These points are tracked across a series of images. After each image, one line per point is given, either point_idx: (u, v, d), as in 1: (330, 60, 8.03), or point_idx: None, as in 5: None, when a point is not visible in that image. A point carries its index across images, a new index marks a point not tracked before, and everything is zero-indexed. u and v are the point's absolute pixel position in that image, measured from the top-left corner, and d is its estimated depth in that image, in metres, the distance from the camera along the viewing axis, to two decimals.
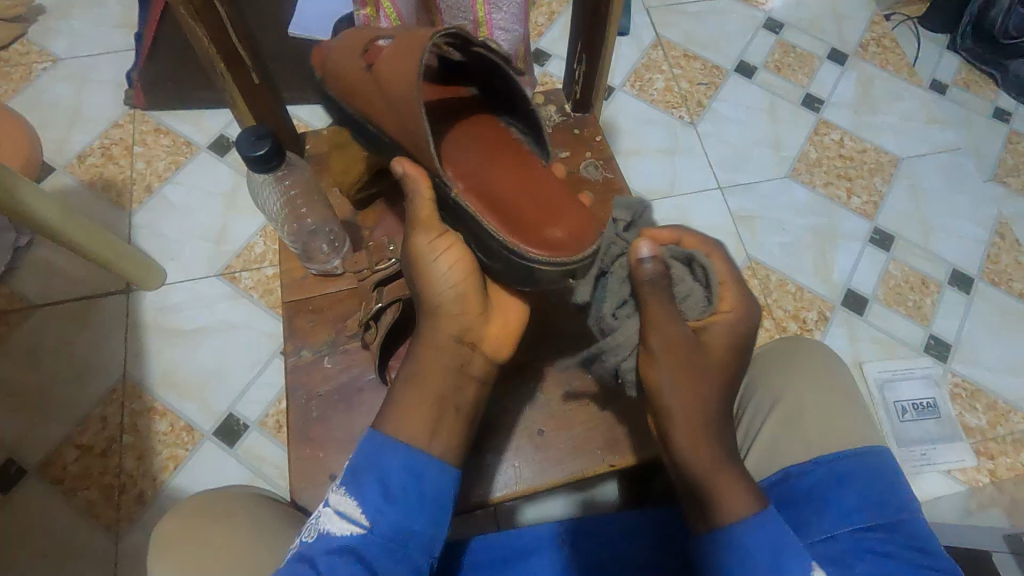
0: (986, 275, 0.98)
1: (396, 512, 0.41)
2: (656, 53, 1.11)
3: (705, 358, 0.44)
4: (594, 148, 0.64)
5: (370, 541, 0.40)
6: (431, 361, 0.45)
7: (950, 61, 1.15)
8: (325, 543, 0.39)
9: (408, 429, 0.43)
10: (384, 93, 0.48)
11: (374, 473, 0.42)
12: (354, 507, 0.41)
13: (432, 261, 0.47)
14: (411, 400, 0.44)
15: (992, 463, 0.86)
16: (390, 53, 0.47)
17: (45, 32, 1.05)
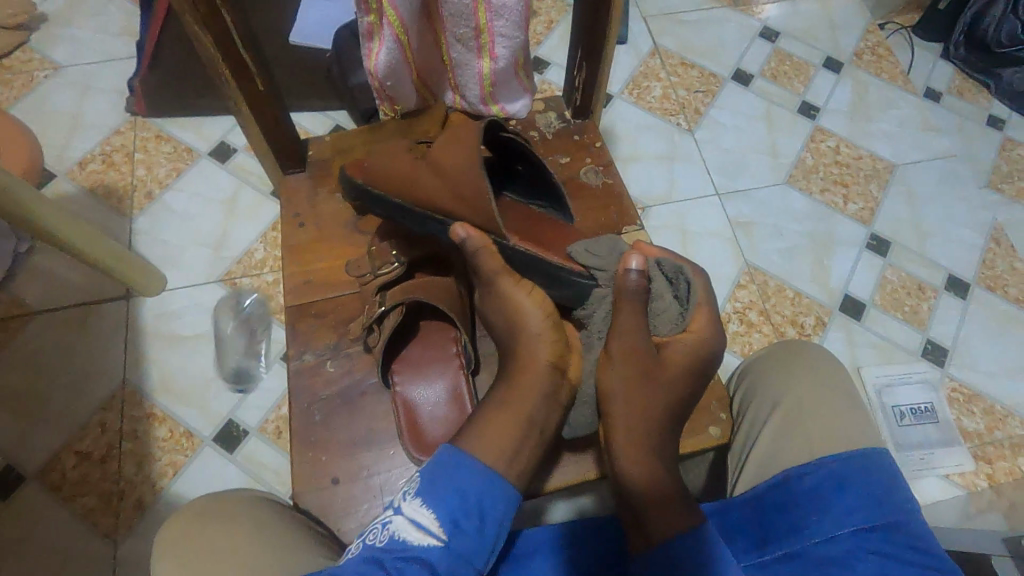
0: (982, 280, 0.99)
1: (470, 531, 0.40)
2: (654, 61, 1.12)
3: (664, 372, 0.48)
4: (594, 154, 0.64)
5: (444, 556, 0.39)
6: (523, 390, 0.46)
7: (944, 69, 1.17)
8: (394, 548, 0.39)
9: (486, 448, 0.43)
10: (447, 179, 0.49)
11: (454, 486, 0.41)
12: (429, 518, 0.40)
13: (516, 296, 0.49)
14: (497, 420, 0.45)
15: (991, 467, 0.87)
16: (443, 141, 0.49)
17: (47, 39, 1.06)
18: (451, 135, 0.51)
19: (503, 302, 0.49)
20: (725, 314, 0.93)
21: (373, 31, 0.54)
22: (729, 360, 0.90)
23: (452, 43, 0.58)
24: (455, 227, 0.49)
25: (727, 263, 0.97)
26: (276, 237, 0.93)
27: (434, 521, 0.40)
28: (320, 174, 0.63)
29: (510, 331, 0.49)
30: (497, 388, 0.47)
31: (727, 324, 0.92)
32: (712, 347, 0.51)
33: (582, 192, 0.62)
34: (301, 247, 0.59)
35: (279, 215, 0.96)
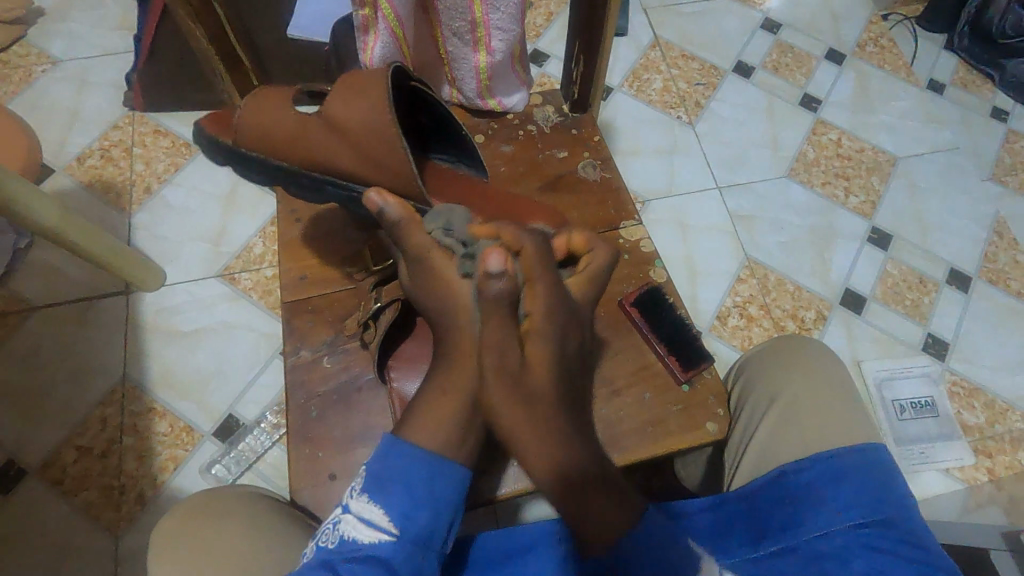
0: (984, 274, 0.99)
1: (423, 517, 0.40)
2: (654, 54, 1.12)
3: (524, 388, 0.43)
4: (591, 148, 0.64)
5: (399, 546, 0.39)
6: (462, 364, 0.44)
7: (948, 61, 1.16)
8: (346, 549, 0.39)
9: (434, 436, 0.43)
10: (356, 140, 0.48)
11: (399, 476, 0.41)
12: (378, 513, 0.40)
13: (452, 281, 0.45)
14: (438, 407, 0.44)
15: (991, 461, 0.87)
16: (340, 98, 0.48)
17: (44, 34, 1.05)
18: (343, 88, 0.49)
19: (431, 275, 0.46)
20: (724, 308, 0.93)
21: (368, 23, 0.54)
22: (729, 355, 0.89)
23: (448, 37, 0.58)
24: (371, 196, 0.47)
25: (727, 257, 0.96)
26: (275, 232, 0.93)
27: (384, 515, 0.40)
28: None
29: (446, 309, 0.45)
30: (437, 373, 0.45)
31: (727, 318, 0.92)
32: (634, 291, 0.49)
33: (579, 188, 0.62)
34: (298, 243, 0.59)
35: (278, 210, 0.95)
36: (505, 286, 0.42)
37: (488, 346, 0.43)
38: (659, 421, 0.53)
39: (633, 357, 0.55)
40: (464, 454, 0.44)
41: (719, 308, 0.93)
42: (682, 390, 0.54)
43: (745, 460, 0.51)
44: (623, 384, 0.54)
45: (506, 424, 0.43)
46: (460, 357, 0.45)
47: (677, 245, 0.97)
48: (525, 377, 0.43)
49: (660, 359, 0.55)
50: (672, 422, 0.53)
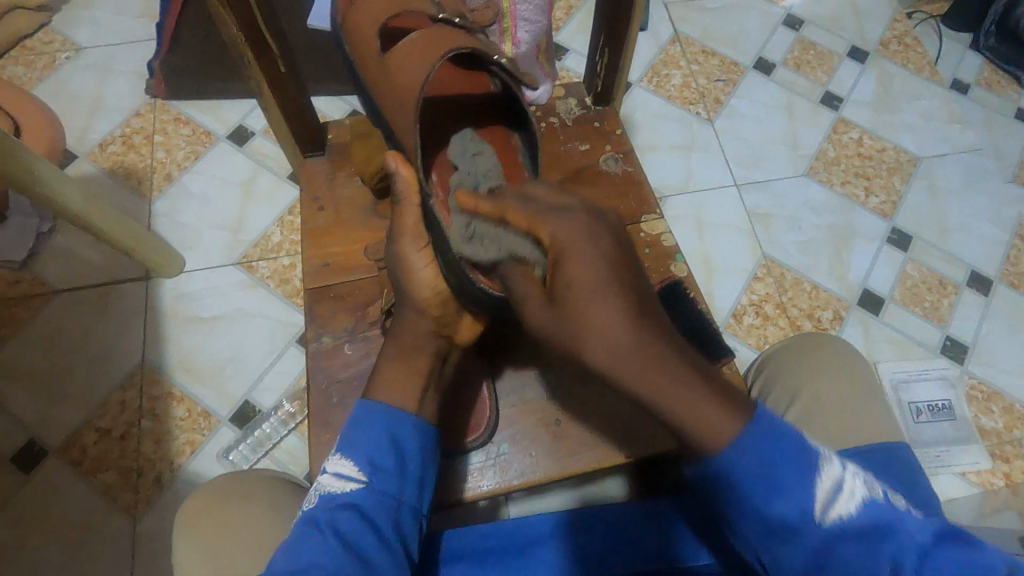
0: (1005, 277, 0.97)
1: (390, 467, 0.42)
2: (674, 49, 1.11)
3: (570, 316, 0.34)
4: (613, 142, 0.64)
5: (370, 494, 0.41)
6: (409, 343, 0.47)
7: (973, 60, 1.14)
8: (326, 503, 0.41)
9: (396, 392, 0.45)
10: (387, 79, 0.49)
11: (364, 429, 0.43)
12: (349, 466, 0.42)
13: (413, 264, 0.48)
14: (397, 374, 0.46)
15: (1008, 466, 0.86)
16: (406, 46, 0.48)
17: (69, 21, 1.06)
18: (416, 38, 0.49)
19: (400, 261, 0.48)
20: (740, 306, 0.92)
21: None
22: (745, 354, 0.89)
23: None
24: (385, 156, 0.47)
25: (744, 256, 0.96)
26: (293, 221, 0.94)
27: (354, 465, 0.42)
28: (339, 160, 0.63)
29: (401, 291, 0.49)
30: (387, 346, 0.48)
31: (742, 316, 0.92)
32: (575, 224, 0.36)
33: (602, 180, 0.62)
34: (320, 230, 0.59)
35: (297, 199, 0.96)
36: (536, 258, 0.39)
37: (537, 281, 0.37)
38: None
39: None
40: (425, 410, 0.46)
41: (735, 306, 0.92)
42: None
43: None
44: None
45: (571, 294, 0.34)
46: (401, 333, 0.48)
47: (694, 242, 0.96)
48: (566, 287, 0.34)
49: None
50: None
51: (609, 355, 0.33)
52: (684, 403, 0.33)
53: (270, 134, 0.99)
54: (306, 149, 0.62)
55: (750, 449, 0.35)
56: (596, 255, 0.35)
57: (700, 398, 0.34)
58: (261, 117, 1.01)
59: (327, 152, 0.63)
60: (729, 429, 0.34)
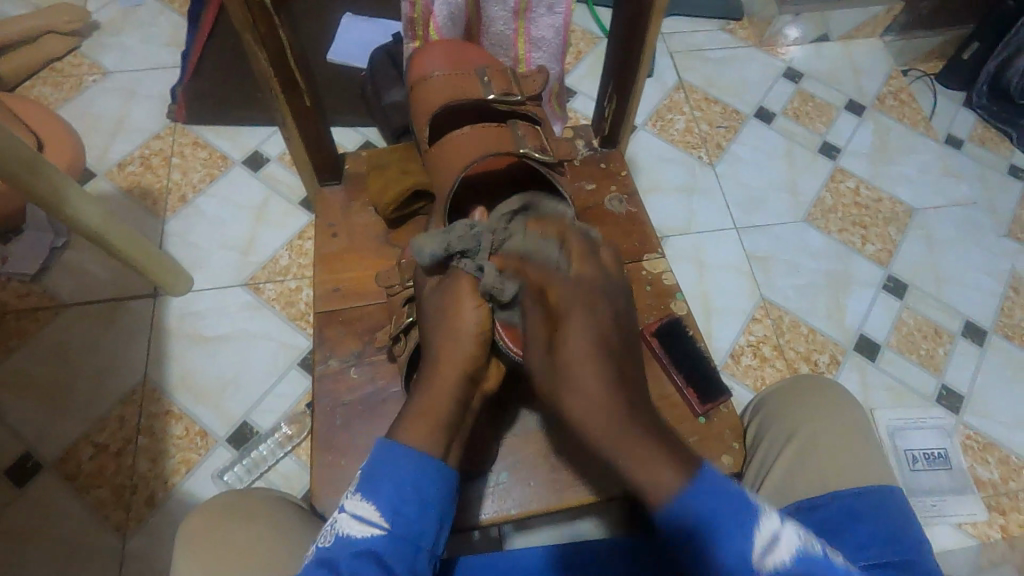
0: (999, 328, 0.99)
1: (410, 514, 0.42)
2: (678, 95, 1.15)
3: (566, 376, 0.44)
4: (619, 183, 0.66)
5: (389, 542, 0.41)
6: (445, 382, 0.47)
7: (966, 117, 1.18)
8: (340, 545, 0.41)
9: (424, 439, 0.45)
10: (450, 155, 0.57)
11: (391, 476, 0.43)
12: (370, 509, 0.42)
13: (465, 306, 0.49)
14: (421, 409, 0.46)
15: (1004, 519, 0.86)
16: (469, 134, 0.56)
17: (98, 46, 1.11)
18: (477, 129, 0.57)
19: (447, 315, 0.49)
20: (738, 347, 0.94)
21: None
22: (743, 395, 0.90)
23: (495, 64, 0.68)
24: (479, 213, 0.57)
25: (743, 296, 0.98)
26: (302, 245, 0.96)
27: (376, 511, 0.42)
28: (354, 189, 0.65)
29: (443, 329, 0.49)
30: (417, 395, 0.47)
31: (740, 356, 0.93)
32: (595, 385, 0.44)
33: (607, 219, 0.64)
34: (335, 256, 0.61)
35: (307, 224, 0.98)
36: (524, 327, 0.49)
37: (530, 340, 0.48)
38: None
39: (652, 387, 0.56)
40: (450, 455, 0.46)
41: (733, 346, 0.94)
42: (700, 423, 0.55)
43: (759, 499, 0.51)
44: None
45: (565, 394, 0.44)
46: (440, 375, 0.47)
47: (694, 282, 0.98)
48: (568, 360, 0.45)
49: (678, 391, 0.56)
50: None
51: (604, 418, 0.43)
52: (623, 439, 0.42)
53: (284, 161, 1.01)
54: (323, 177, 0.64)
55: (692, 497, 0.40)
56: (594, 342, 0.45)
57: (653, 453, 0.42)
58: (278, 144, 1.04)
59: (344, 180, 0.65)
60: (669, 483, 0.41)
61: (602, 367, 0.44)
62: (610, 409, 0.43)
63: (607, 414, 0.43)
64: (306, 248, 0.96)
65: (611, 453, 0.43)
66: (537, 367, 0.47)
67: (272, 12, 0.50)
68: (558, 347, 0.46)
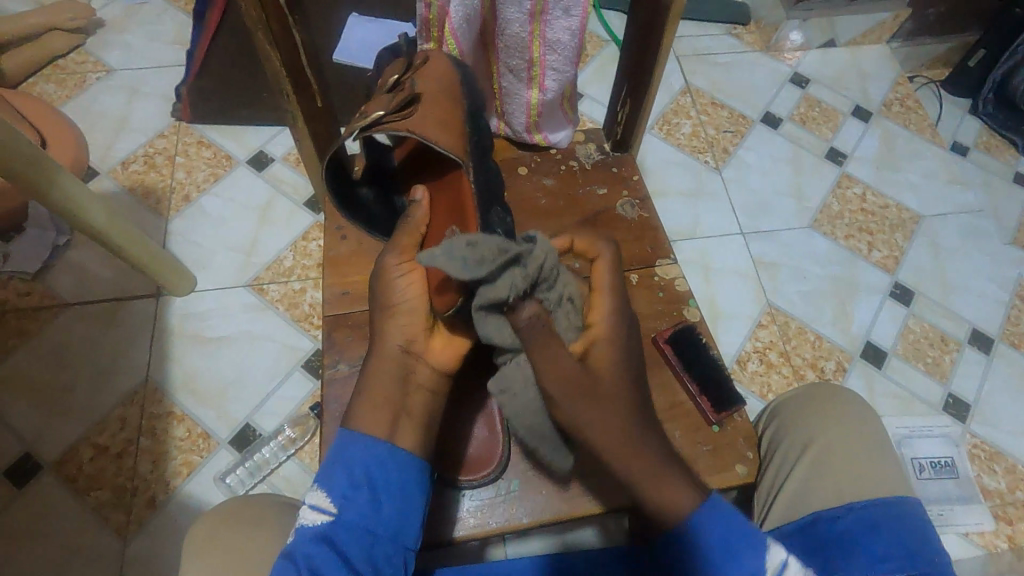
0: (1006, 336, 0.99)
1: (361, 501, 0.42)
2: (685, 99, 1.15)
3: (598, 391, 0.43)
4: (630, 187, 0.65)
5: (337, 527, 0.41)
6: (377, 370, 0.46)
7: (972, 125, 1.18)
8: (299, 534, 0.41)
9: (373, 424, 0.44)
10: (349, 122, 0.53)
11: (342, 462, 0.43)
12: (322, 498, 0.41)
13: (390, 272, 0.49)
14: (369, 399, 0.45)
15: (1011, 529, 0.85)
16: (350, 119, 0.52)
17: (102, 43, 1.10)
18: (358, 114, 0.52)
19: (384, 291, 0.48)
20: (745, 353, 0.93)
21: None
22: (750, 401, 0.89)
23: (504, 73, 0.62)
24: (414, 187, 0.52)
25: (749, 302, 0.97)
26: (307, 246, 0.95)
27: (327, 499, 0.41)
28: None
29: (380, 308, 0.49)
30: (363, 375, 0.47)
31: (746, 363, 0.92)
32: (616, 336, 0.46)
33: (618, 224, 0.63)
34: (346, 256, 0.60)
35: (312, 225, 0.97)
36: (536, 317, 0.44)
37: (544, 360, 0.42)
38: (687, 459, 0.53)
39: (663, 395, 0.55)
40: (402, 439, 0.44)
41: (739, 352, 0.93)
42: (712, 431, 0.54)
43: (773, 509, 0.51)
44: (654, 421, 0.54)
45: (578, 414, 0.42)
46: (378, 357, 0.47)
47: (700, 287, 0.98)
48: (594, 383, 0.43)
49: (690, 399, 0.55)
50: (700, 462, 0.53)
51: (622, 447, 0.42)
52: (640, 468, 0.42)
53: (289, 161, 1.01)
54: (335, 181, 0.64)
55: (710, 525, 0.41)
56: (625, 373, 0.45)
57: (665, 466, 0.43)
58: (283, 144, 1.03)
59: None
60: (678, 495, 0.42)
61: (633, 402, 0.44)
62: (612, 407, 0.43)
63: (624, 446, 0.42)
64: (311, 249, 0.95)
65: (612, 458, 0.42)
66: (555, 387, 0.42)
67: (284, 9, 0.49)
68: (589, 352, 0.45)
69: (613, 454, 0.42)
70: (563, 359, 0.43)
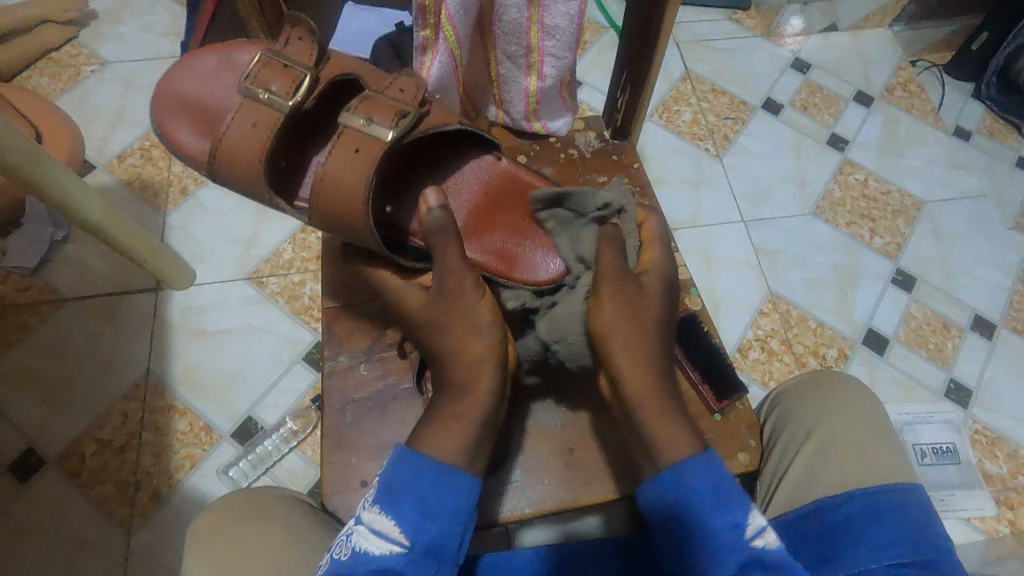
0: (1008, 322, 0.98)
1: (433, 530, 0.41)
2: (685, 87, 1.13)
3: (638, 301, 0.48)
4: (631, 175, 0.65)
5: (408, 558, 0.40)
6: (472, 398, 0.45)
7: (975, 109, 1.17)
8: (359, 563, 0.39)
9: (443, 448, 0.43)
10: (331, 207, 0.50)
11: (411, 484, 0.41)
12: (390, 525, 0.40)
13: (473, 299, 0.48)
14: (444, 429, 0.44)
15: (1013, 513, 0.85)
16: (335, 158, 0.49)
17: (95, 35, 1.09)
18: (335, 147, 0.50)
19: (463, 317, 0.47)
20: (747, 341, 0.93)
21: (427, 44, 0.57)
22: (751, 389, 0.89)
23: (502, 60, 0.61)
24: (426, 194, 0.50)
25: (751, 290, 0.97)
26: (306, 239, 0.95)
27: (395, 527, 0.40)
28: None
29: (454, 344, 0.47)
30: (446, 403, 0.45)
31: (748, 351, 0.92)
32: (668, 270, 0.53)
33: None
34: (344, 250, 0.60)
35: None
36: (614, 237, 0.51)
37: (609, 282, 0.48)
38: None
39: None
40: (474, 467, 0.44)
41: (741, 340, 0.93)
42: (715, 420, 0.54)
43: (775, 498, 0.51)
44: None
45: (617, 328, 0.47)
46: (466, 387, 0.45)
47: (702, 275, 0.97)
48: (638, 296, 0.48)
49: (692, 388, 0.55)
50: None
51: (637, 357, 0.46)
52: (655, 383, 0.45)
53: None
54: None
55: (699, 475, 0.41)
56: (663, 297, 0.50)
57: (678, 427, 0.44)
58: None
59: None
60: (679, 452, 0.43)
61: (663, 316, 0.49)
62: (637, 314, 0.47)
63: (636, 358, 0.46)
64: (310, 241, 0.94)
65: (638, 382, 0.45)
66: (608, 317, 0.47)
67: None
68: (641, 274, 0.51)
69: (629, 367, 0.45)
70: (617, 283, 0.48)
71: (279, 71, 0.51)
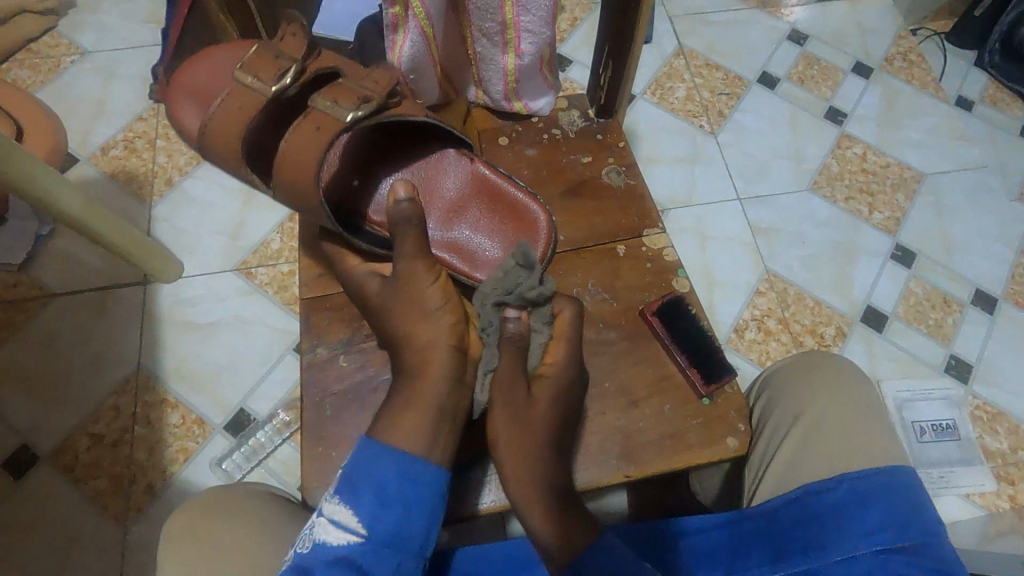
0: (1010, 296, 0.97)
1: (393, 518, 0.40)
2: (678, 62, 1.11)
3: None
4: (616, 154, 0.63)
5: (367, 548, 0.39)
6: (424, 385, 0.45)
7: (978, 78, 1.14)
8: (318, 553, 0.39)
9: (405, 437, 0.42)
10: (293, 183, 0.48)
11: (370, 474, 0.41)
12: (348, 515, 0.40)
13: (425, 285, 0.48)
14: (404, 417, 0.43)
15: (1013, 489, 0.84)
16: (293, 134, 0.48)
17: (75, 25, 1.07)
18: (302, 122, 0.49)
19: (415, 304, 0.47)
20: (742, 321, 0.92)
21: (398, 22, 0.55)
22: (747, 370, 0.88)
23: (478, 37, 0.59)
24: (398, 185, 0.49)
25: (746, 269, 0.95)
26: (294, 228, 0.93)
27: (353, 516, 0.40)
28: None
29: (408, 329, 0.47)
30: (399, 392, 0.45)
31: (744, 331, 0.91)
32: None
33: (603, 194, 0.61)
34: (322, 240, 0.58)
35: None
36: None
37: None
38: (677, 433, 0.52)
39: (652, 368, 0.54)
40: (438, 453, 0.43)
41: (737, 321, 0.92)
42: (702, 404, 0.53)
43: (764, 483, 0.50)
44: (642, 396, 0.53)
45: None
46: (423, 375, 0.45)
47: (696, 255, 0.96)
48: None
49: (679, 370, 0.54)
50: (691, 436, 0.52)
51: None
52: None
53: None
54: None
55: None
56: None
57: None
58: None
59: None
60: None
61: None
62: None
63: None
64: (298, 230, 0.93)
65: None
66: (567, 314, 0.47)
67: None
68: None
69: None
70: None
71: (267, 61, 0.49)
